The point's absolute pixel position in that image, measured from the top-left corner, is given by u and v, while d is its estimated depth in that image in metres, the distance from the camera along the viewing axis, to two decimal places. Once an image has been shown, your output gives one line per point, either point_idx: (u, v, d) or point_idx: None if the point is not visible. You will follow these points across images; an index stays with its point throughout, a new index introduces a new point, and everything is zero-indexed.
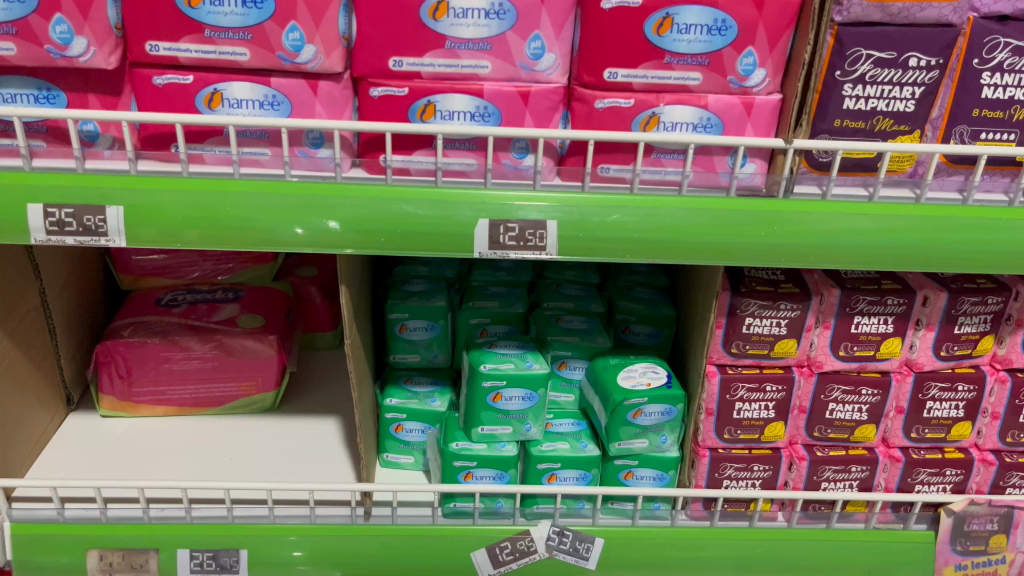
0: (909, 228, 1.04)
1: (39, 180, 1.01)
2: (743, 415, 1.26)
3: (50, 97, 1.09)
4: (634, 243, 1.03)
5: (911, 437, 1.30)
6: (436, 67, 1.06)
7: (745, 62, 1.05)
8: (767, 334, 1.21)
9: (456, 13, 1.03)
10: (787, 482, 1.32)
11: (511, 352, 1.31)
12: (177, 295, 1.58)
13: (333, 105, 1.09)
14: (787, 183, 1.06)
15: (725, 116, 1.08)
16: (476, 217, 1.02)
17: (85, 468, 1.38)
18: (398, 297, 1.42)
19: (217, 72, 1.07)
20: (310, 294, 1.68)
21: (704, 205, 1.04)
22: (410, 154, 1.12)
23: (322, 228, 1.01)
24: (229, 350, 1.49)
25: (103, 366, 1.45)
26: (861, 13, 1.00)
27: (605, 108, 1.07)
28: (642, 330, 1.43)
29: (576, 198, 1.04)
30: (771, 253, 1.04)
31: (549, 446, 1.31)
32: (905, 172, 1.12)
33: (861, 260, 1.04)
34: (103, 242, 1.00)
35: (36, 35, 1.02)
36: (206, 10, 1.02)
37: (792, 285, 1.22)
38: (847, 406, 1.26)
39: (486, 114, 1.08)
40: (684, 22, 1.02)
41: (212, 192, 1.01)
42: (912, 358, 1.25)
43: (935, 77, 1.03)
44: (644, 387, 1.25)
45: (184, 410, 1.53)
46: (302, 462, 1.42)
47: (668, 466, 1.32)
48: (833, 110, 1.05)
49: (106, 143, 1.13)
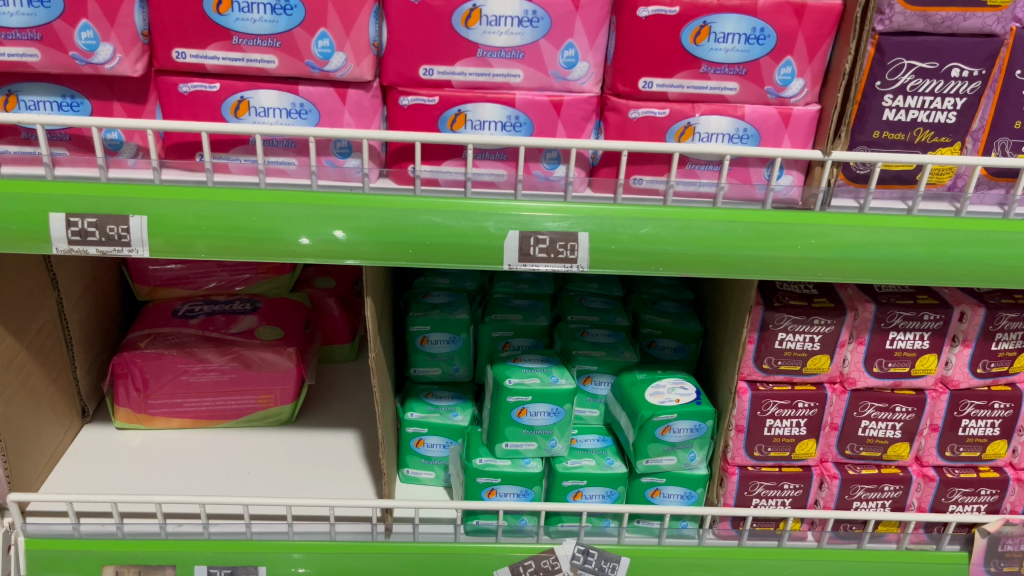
0: (949, 242, 1.01)
1: (61, 189, 0.99)
2: (774, 433, 1.23)
3: (74, 105, 1.07)
4: (667, 256, 1.00)
5: (946, 456, 1.26)
6: (467, 76, 1.04)
7: (783, 72, 1.03)
8: (800, 349, 1.19)
9: (489, 22, 1.01)
10: (818, 501, 1.29)
11: (536, 367, 1.28)
12: (193, 306, 1.56)
13: (362, 114, 1.08)
14: (824, 196, 1.04)
15: (762, 127, 1.06)
16: (506, 229, 1.00)
17: (100, 481, 1.35)
18: (419, 309, 1.39)
19: (244, 80, 1.05)
20: (327, 305, 1.65)
21: (739, 216, 1.02)
22: (440, 164, 1.10)
23: (342, 238, 0.98)
24: (248, 363, 1.46)
25: (120, 378, 1.43)
26: (904, 22, 0.97)
27: (639, 118, 1.05)
28: (668, 344, 1.40)
29: (607, 210, 1.02)
30: (808, 266, 1.01)
31: (574, 462, 1.28)
32: (944, 185, 1.10)
33: (899, 274, 1.01)
34: (125, 253, 0.98)
35: (61, 41, 1.00)
36: (235, 16, 1.00)
37: (826, 299, 1.19)
38: (881, 424, 1.23)
39: (518, 123, 1.06)
40: (721, 31, 1.00)
41: (238, 202, 0.99)
42: (947, 375, 1.22)
43: (977, 88, 1.01)
44: (673, 403, 1.22)
45: (199, 422, 1.50)
46: (320, 477, 1.39)
47: (696, 483, 1.29)
48: (871, 121, 1.03)
49: (130, 152, 1.11)
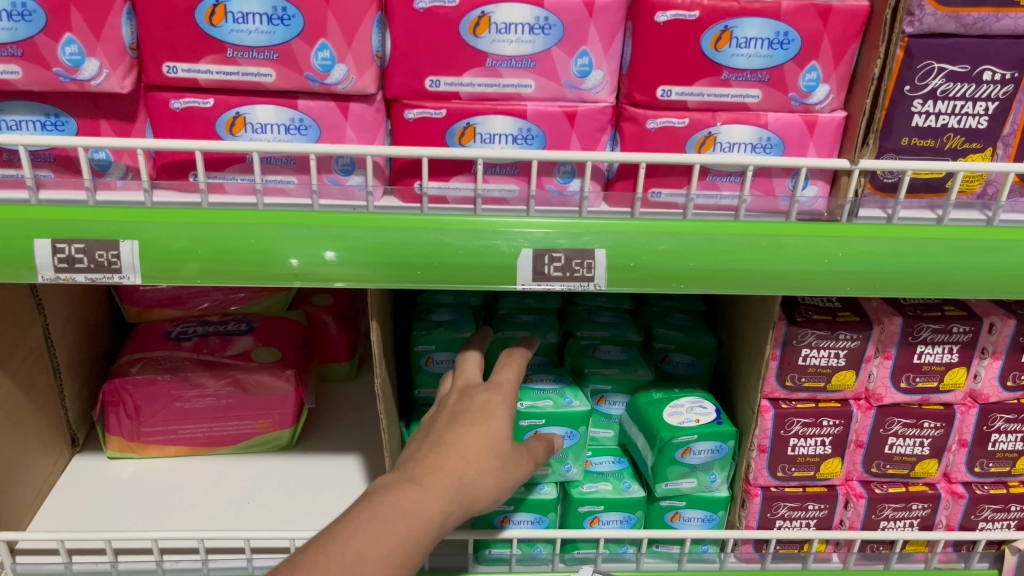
0: (983, 251, 0.97)
1: (46, 215, 0.93)
2: (798, 452, 1.18)
3: (58, 124, 1.01)
4: (689, 272, 0.95)
5: (976, 472, 1.21)
6: (475, 87, 0.98)
7: (808, 78, 0.98)
8: (825, 365, 1.14)
9: (498, 29, 0.95)
10: (844, 521, 1.24)
11: (549, 388, 1.22)
12: (187, 328, 1.49)
13: (365, 129, 1.02)
14: (851, 207, 1.00)
15: (786, 136, 1.01)
16: (519, 247, 0.95)
17: (92, 515, 1.29)
18: (423, 328, 1.34)
19: (239, 95, 0.99)
20: (325, 322, 1.59)
21: (762, 230, 0.98)
22: (447, 180, 1.04)
23: (331, 259, 0.93)
24: (243, 388, 1.40)
25: (110, 407, 1.37)
26: (934, 24, 0.92)
27: (657, 128, 1.00)
28: (682, 359, 1.35)
29: (624, 224, 0.97)
30: (837, 280, 0.96)
31: (590, 487, 1.22)
32: (974, 193, 1.06)
33: (932, 287, 0.96)
34: (116, 280, 0.92)
35: (44, 56, 0.94)
36: (228, 28, 0.94)
37: (850, 313, 1.14)
38: (908, 441, 1.19)
39: (530, 136, 1.01)
40: (743, 36, 0.95)
41: (234, 224, 0.94)
42: (976, 389, 1.18)
43: (1010, 92, 0.96)
44: (692, 423, 1.17)
45: (195, 450, 1.44)
46: (322, 506, 1.33)
47: (717, 506, 1.24)
48: (899, 127, 0.98)
49: (119, 173, 1.05)
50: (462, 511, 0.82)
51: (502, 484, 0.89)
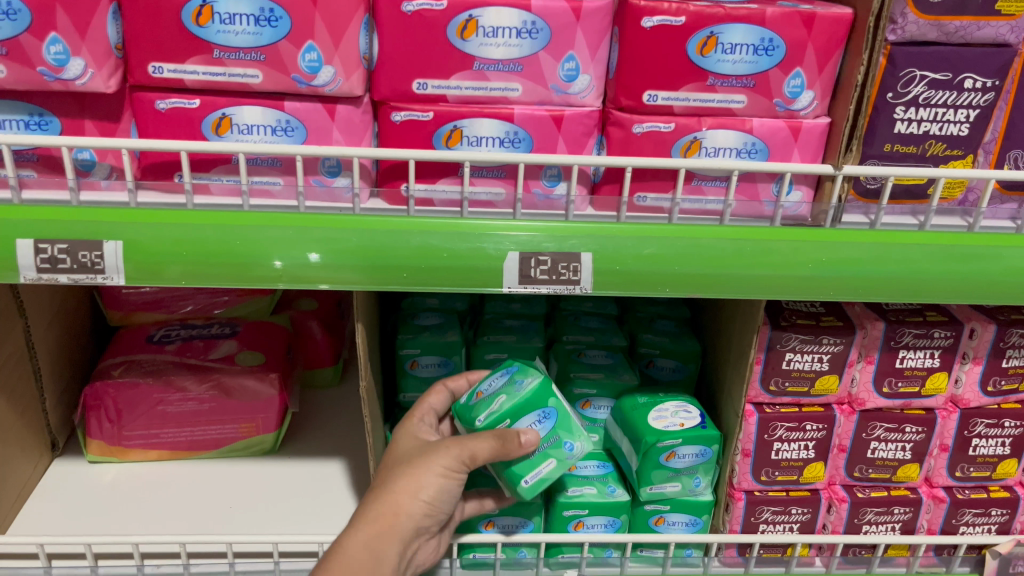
0: (965, 257, 0.98)
1: (29, 215, 0.92)
2: (781, 456, 1.19)
3: (42, 123, 1.00)
4: (674, 277, 0.95)
5: (956, 476, 1.23)
6: (463, 90, 0.99)
7: (793, 84, 0.99)
8: (809, 369, 1.15)
9: (486, 33, 0.96)
10: (826, 525, 1.25)
11: (497, 384, 1.09)
12: (170, 331, 1.48)
13: (352, 132, 1.02)
14: (835, 212, 1.01)
15: (771, 141, 1.02)
16: (505, 250, 0.95)
17: (72, 520, 1.28)
18: (409, 332, 1.33)
19: (225, 96, 0.99)
20: (310, 329, 1.57)
21: (747, 234, 0.98)
22: (434, 183, 1.04)
23: (315, 261, 0.93)
24: (228, 391, 1.39)
25: (91, 410, 1.36)
26: (917, 31, 0.94)
27: (643, 133, 1.01)
28: (667, 364, 1.35)
29: (610, 228, 0.98)
30: (818, 284, 0.97)
31: (575, 491, 1.22)
32: (956, 200, 1.07)
33: (914, 293, 0.97)
34: (99, 281, 0.91)
35: (28, 55, 0.93)
36: (216, 29, 0.94)
37: (834, 318, 1.15)
38: (890, 445, 1.19)
39: (517, 139, 1.01)
40: (729, 42, 0.96)
41: (219, 225, 0.93)
42: (957, 394, 1.18)
43: (990, 99, 0.97)
44: (677, 427, 1.17)
45: (177, 454, 1.42)
46: (306, 510, 1.33)
47: (701, 510, 1.24)
48: (882, 134, 0.99)
49: (103, 173, 1.04)
50: (394, 514, 0.93)
51: (451, 471, 0.96)
